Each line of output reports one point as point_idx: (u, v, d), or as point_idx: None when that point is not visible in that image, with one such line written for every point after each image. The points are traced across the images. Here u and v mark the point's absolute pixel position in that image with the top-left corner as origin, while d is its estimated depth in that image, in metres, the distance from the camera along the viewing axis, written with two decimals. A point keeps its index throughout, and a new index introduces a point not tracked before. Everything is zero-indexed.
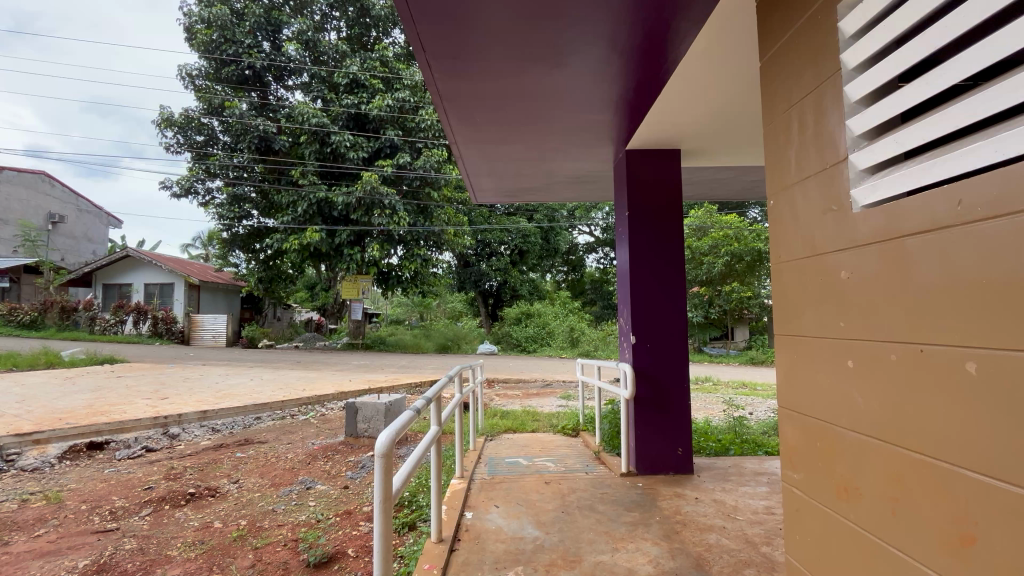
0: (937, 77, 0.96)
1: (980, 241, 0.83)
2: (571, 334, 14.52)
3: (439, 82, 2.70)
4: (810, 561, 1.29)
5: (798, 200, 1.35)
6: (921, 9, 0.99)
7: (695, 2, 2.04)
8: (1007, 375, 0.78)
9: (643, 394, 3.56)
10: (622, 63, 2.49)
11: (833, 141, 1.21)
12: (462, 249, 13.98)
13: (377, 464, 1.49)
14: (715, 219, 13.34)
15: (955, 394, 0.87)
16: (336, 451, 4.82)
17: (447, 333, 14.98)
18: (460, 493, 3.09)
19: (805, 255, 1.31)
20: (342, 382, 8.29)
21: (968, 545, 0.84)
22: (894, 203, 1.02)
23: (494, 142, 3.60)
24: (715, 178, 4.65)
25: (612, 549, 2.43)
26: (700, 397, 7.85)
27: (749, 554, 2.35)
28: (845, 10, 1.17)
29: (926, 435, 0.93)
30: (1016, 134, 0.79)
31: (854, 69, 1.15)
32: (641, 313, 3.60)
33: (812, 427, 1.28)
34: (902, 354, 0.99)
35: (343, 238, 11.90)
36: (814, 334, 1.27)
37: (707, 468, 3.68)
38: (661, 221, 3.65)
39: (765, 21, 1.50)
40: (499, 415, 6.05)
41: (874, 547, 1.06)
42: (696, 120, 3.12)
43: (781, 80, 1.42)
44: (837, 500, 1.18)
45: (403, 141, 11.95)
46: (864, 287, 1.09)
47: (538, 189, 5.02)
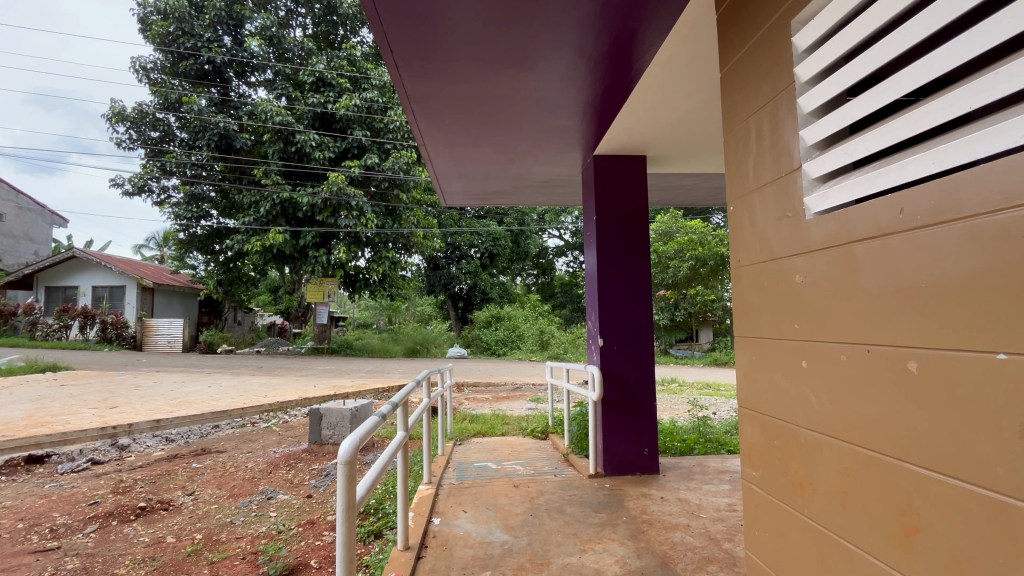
0: (883, 92, 1.01)
1: (919, 247, 0.89)
2: (540, 337, 14.68)
3: (407, 83, 2.66)
4: (768, 557, 1.33)
5: (756, 207, 1.40)
6: (869, 25, 1.05)
7: (660, 13, 2.09)
8: (944, 374, 0.83)
9: (611, 396, 3.61)
10: (589, 70, 2.54)
11: (788, 149, 1.26)
12: (431, 252, 13.85)
13: (339, 472, 1.44)
14: (680, 224, 13.70)
15: (899, 390, 0.92)
16: (299, 459, 4.68)
17: (417, 336, 14.81)
18: (428, 499, 3.05)
19: (763, 260, 1.36)
20: (306, 387, 8.07)
21: (911, 536, 0.90)
22: (844, 210, 1.07)
23: (463, 144, 3.57)
24: (680, 184, 4.77)
25: (580, 550, 2.44)
26: (666, 398, 8.03)
27: (712, 551, 2.41)
28: (798, 26, 1.23)
29: (874, 432, 0.97)
30: (950, 147, 0.85)
31: (807, 82, 1.21)
32: (608, 315, 3.65)
33: (769, 426, 1.33)
34: (851, 355, 1.04)
35: (308, 240, 11.57)
36: (771, 336, 1.32)
37: (672, 468, 3.76)
38: (629, 224, 3.72)
39: (725, 32, 1.56)
40: (468, 419, 6.02)
41: (828, 540, 1.11)
42: (661, 127, 3.21)
43: (739, 91, 1.47)
44: (793, 496, 1.23)
45: (371, 142, 11.74)
46: (817, 291, 1.14)
47: (507, 192, 5.03)
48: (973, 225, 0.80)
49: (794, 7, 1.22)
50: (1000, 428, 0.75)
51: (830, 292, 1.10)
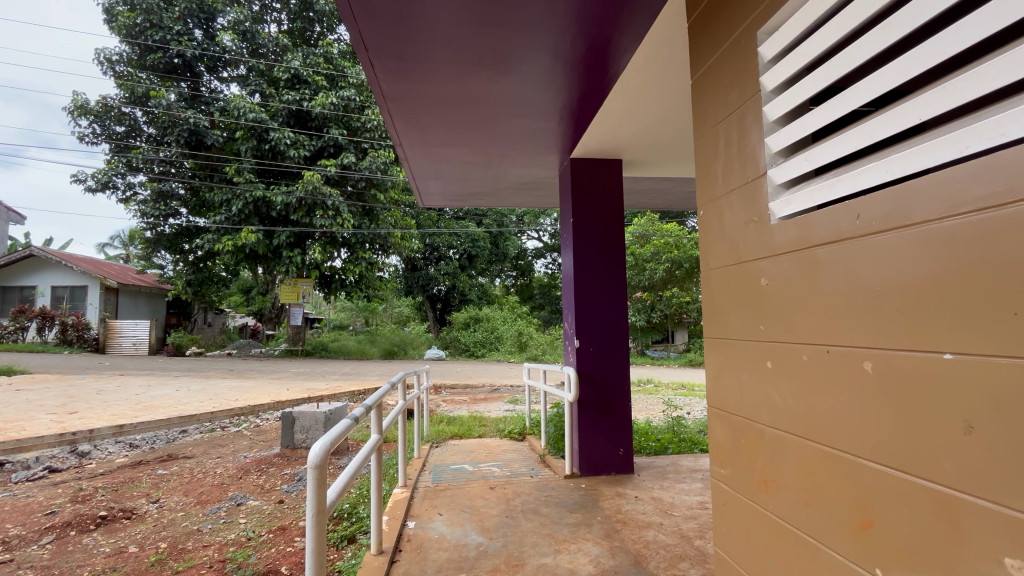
0: (842, 102, 1.05)
1: (875, 251, 0.92)
2: (519, 339, 14.74)
3: (383, 83, 2.64)
4: (736, 553, 1.36)
5: (724, 213, 1.43)
6: (833, 35, 1.08)
7: (634, 19, 2.13)
8: (898, 373, 0.86)
9: (587, 397, 3.64)
10: (566, 73, 2.56)
11: (754, 155, 1.30)
12: (409, 253, 13.74)
13: (308, 477, 1.41)
14: (656, 227, 13.94)
15: (856, 387, 0.95)
16: (271, 464, 4.58)
17: (394, 338, 14.66)
18: (403, 502, 3.02)
19: (730, 262, 1.40)
20: (279, 390, 7.90)
21: (866, 529, 0.93)
22: (807, 215, 1.11)
23: (440, 144, 3.55)
24: (655, 188, 4.86)
25: (554, 551, 2.46)
26: (642, 398, 8.15)
27: (683, 548, 2.46)
28: (764, 36, 1.27)
29: (834, 430, 1.01)
30: (903, 157, 0.89)
31: (772, 91, 1.25)
32: (584, 316, 3.68)
33: (737, 424, 1.37)
34: (812, 354, 1.07)
35: (282, 240, 11.32)
36: (738, 337, 1.35)
37: (646, 467, 3.82)
38: (605, 226, 3.76)
39: (696, 40, 1.59)
40: (445, 421, 5.99)
41: (792, 536, 1.14)
42: (635, 132, 3.26)
43: (710, 99, 1.51)
44: (759, 492, 1.26)
45: (347, 141, 11.57)
46: (781, 293, 1.18)
47: (484, 193, 5.03)
48: (922, 231, 0.84)
49: (760, 18, 1.26)
50: (947, 426, 0.78)
51: (792, 295, 1.14)
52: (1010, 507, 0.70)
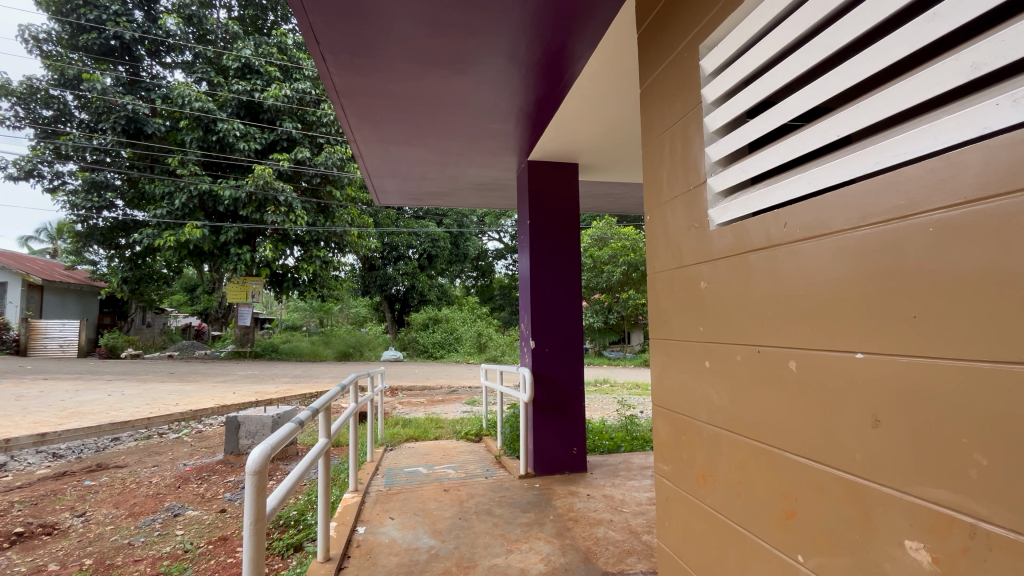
0: (774, 115, 1.11)
1: (799, 258, 0.99)
2: (478, 339, 14.72)
3: (336, 78, 2.57)
4: (678, 548, 1.41)
5: (668, 218, 1.49)
6: (766, 52, 1.14)
7: (588, 28, 2.18)
8: (817, 373, 0.93)
9: (541, 397, 3.68)
10: (523, 76, 2.58)
11: (695, 164, 1.35)
12: (367, 251, 13.42)
13: (247, 483, 1.35)
14: (614, 230, 14.22)
15: (783, 385, 1.01)
16: (213, 471, 4.36)
17: (350, 339, 14.28)
18: (353, 507, 2.94)
19: (673, 267, 1.45)
20: (225, 394, 7.53)
21: (789, 518, 0.99)
22: (742, 222, 1.17)
23: (396, 143, 3.49)
24: (610, 193, 4.98)
25: (506, 551, 2.47)
26: (597, 398, 8.32)
27: (632, 543, 2.53)
28: (705, 51, 1.33)
29: (763, 426, 1.07)
30: (824, 170, 0.95)
31: (712, 103, 1.31)
32: (541, 317, 3.72)
33: (678, 421, 1.42)
34: (744, 355, 1.13)
35: (229, 236, 10.78)
36: (680, 338, 1.40)
37: (599, 466, 3.90)
38: (561, 228, 3.81)
39: (644, 51, 1.65)
40: (401, 423, 5.91)
41: (727, 528, 1.19)
42: (591, 137, 3.33)
43: (657, 107, 1.57)
44: (697, 486, 1.32)
45: (302, 135, 11.15)
46: (718, 295, 1.24)
47: (442, 193, 4.98)
48: (839, 240, 0.90)
49: (702, 32, 1.33)
50: (858, 419, 0.85)
51: (729, 296, 1.19)
52: (910, 493, 0.76)
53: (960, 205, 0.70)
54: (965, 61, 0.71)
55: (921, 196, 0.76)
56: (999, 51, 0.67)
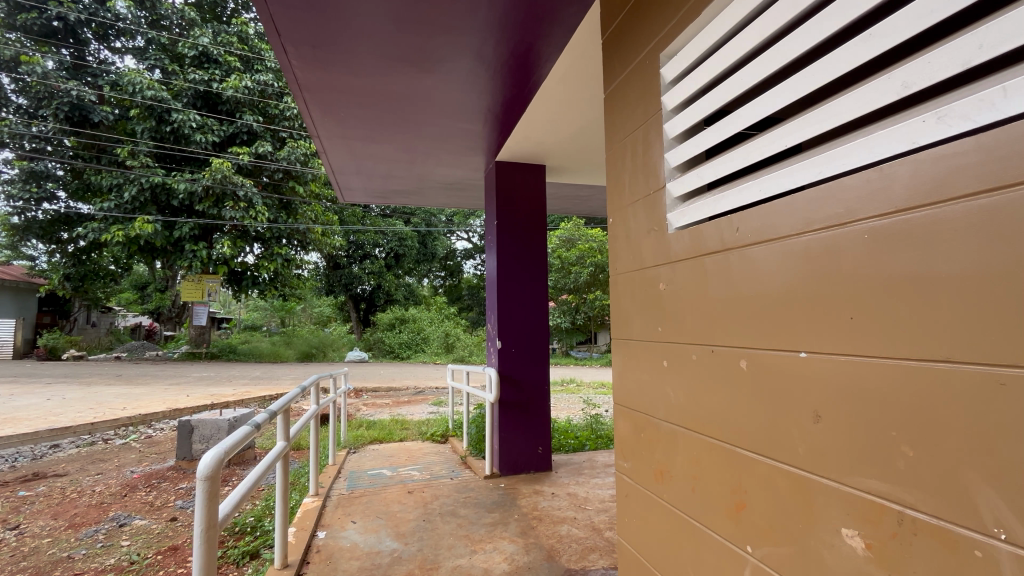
0: (729, 123, 1.15)
1: (751, 261, 1.03)
2: (446, 340, 14.60)
3: (298, 71, 2.51)
4: (637, 542, 1.44)
5: (630, 221, 1.52)
6: (721, 62, 1.18)
7: (554, 32, 2.21)
8: (765, 372, 0.97)
9: (507, 397, 3.69)
10: (490, 76, 2.58)
11: (655, 169, 1.39)
12: (331, 250, 13.11)
13: (199, 489, 1.30)
14: (582, 232, 14.41)
15: (734, 383, 1.06)
16: (163, 479, 4.16)
17: (312, 339, 13.88)
18: (314, 512, 2.87)
19: (634, 269, 1.49)
20: (177, 397, 7.19)
21: (739, 510, 1.04)
22: (698, 226, 1.20)
23: (361, 139, 3.43)
24: (577, 195, 5.05)
25: (470, 551, 2.47)
26: (563, 398, 8.40)
27: (594, 540, 2.57)
28: (665, 59, 1.37)
29: (715, 423, 1.11)
30: (774, 178, 0.99)
31: (672, 110, 1.34)
32: (507, 317, 3.73)
33: (638, 419, 1.46)
34: (699, 354, 1.17)
35: (184, 232, 10.30)
36: (640, 338, 1.44)
37: (565, 465, 3.94)
38: (528, 229, 3.83)
39: (609, 56, 1.69)
40: (365, 425, 5.80)
41: (682, 522, 1.23)
42: (558, 139, 3.37)
43: (621, 112, 1.60)
44: (655, 482, 1.36)
45: (263, 128, 10.77)
46: (676, 296, 1.27)
47: (409, 192, 4.92)
48: (786, 244, 0.94)
49: (662, 42, 1.37)
50: (802, 416, 0.89)
51: (686, 297, 1.23)
52: (846, 484, 0.80)
53: (892, 213, 0.75)
54: (897, 80, 0.76)
55: (858, 205, 0.81)
56: (927, 70, 0.72)
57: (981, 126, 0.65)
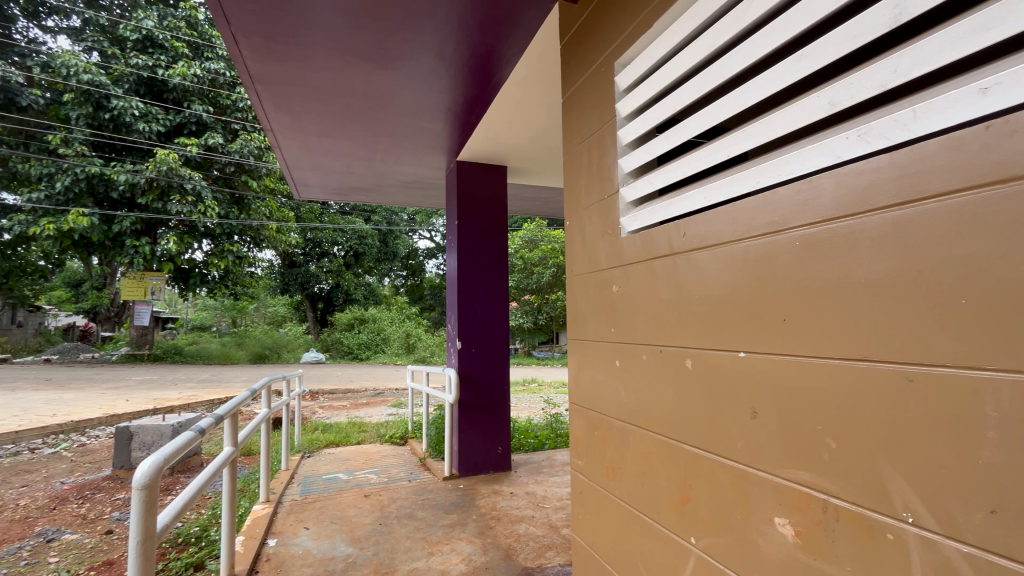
0: (678, 132, 1.19)
1: (696, 265, 1.07)
2: (406, 340, 14.39)
3: (249, 62, 2.42)
4: (590, 538, 1.48)
5: (586, 225, 1.56)
6: (671, 74, 1.22)
7: (514, 35, 2.22)
8: (707, 372, 1.02)
9: (467, 397, 3.68)
10: (450, 76, 2.57)
11: (609, 174, 1.43)
12: (287, 247, 12.64)
13: (135, 500, 1.23)
14: (545, 233, 14.50)
15: (679, 382, 1.10)
16: (98, 489, 3.90)
17: (266, 340, 13.34)
18: (264, 519, 2.77)
19: (589, 271, 1.53)
20: (116, 402, 6.75)
21: (684, 503, 1.08)
22: (649, 230, 1.24)
23: (317, 135, 3.34)
24: (539, 196, 5.10)
25: (427, 554, 2.45)
26: (524, 398, 8.45)
27: (551, 537, 2.61)
28: (619, 68, 1.41)
29: (663, 420, 1.15)
30: (717, 186, 1.04)
31: (626, 118, 1.39)
32: (467, 318, 3.73)
33: (592, 418, 1.49)
34: (649, 354, 1.21)
35: (124, 226, 9.66)
36: (595, 339, 1.48)
37: (524, 464, 3.98)
38: (489, 230, 3.84)
39: (567, 61, 1.72)
40: (321, 428, 5.63)
41: (633, 517, 1.26)
42: (519, 141, 3.39)
43: (578, 118, 1.63)
44: (608, 479, 1.39)
45: (214, 119, 10.25)
46: (628, 298, 1.31)
47: (368, 189, 4.82)
48: (728, 249, 0.99)
49: (617, 50, 1.41)
50: (740, 412, 0.94)
51: (636, 300, 1.28)
52: (778, 475, 0.85)
53: (820, 223, 0.81)
54: (824, 98, 0.82)
55: (790, 213, 0.86)
56: (851, 91, 0.78)
57: (894, 144, 0.71)
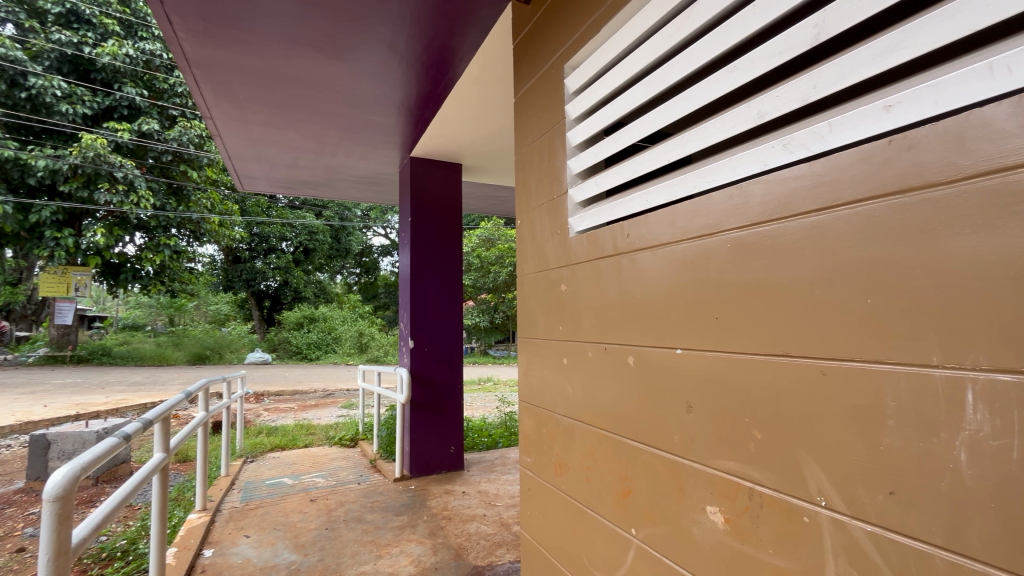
0: (624, 136, 1.23)
1: (638, 265, 1.11)
2: (359, 340, 14.02)
3: (186, 45, 2.28)
4: (538, 533, 1.50)
5: (536, 225, 1.57)
6: (616, 80, 1.25)
7: (468, 31, 2.22)
8: (648, 369, 1.06)
9: (419, 397, 3.63)
10: (403, 70, 2.53)
11: (559, 175, 1.45)
12: (230, 242, 11.99)
13: (46, 512, 1.13)
14: (501, 232, 14.53)
15: (622, 379, 1.13)
16: (7, 504, 3.56)
17: (206, 340, 12.60)
18: (199, 529, 2.61)
19: (539, 271, 1.54)
20: (33, 407, 6.18)
21: (626, 496, 1.11)
22: (596, 231, 1.27)
23: (262, 125, 3.19)
24: (495, 195, 5.10)
25: (375, 557, 2.40)
26: (479, 397, 8.43)
27: (502, 535, 2.63)
28: (569, 70, 1.44)
29: (607, 416, 1.18)
30: (658, 190, 1.08)
31: (575, 120, 1.41)
32: (420, 317, 3.67)
33: (541, 415, 1.51)
34: (595, 352, 1.24)
35: (43, 216, 8.83)
36: (543, 337, 1.50)
37: (476, 463, 3.97)
38: (443, 228, 3.80)
39: (519, 62, 1.73)
40: (266, 432, 5.38)
41: (580, 512, 1.28)
42: (474, 139, 3.38)
43: (529, 119, 1.64)
44: (555, 474, 1.41)
45: (149, 104, 9.57)
46: (576, 296, 1.34)
47: (318, 183, 4.65)
48: (668, 250, 1.03)
49: (567, 53, 1.44)
50: (677, 406, 0.98)
51: (584, 299, 1.30)
52: (709, 466, 0.90)
53: (749, 226, 0.85)
54: (754, 109, 0.86)
55: (723, 217, 0.91)
56: (777, 103, 0.82)
57: (813, 154, 0.76)
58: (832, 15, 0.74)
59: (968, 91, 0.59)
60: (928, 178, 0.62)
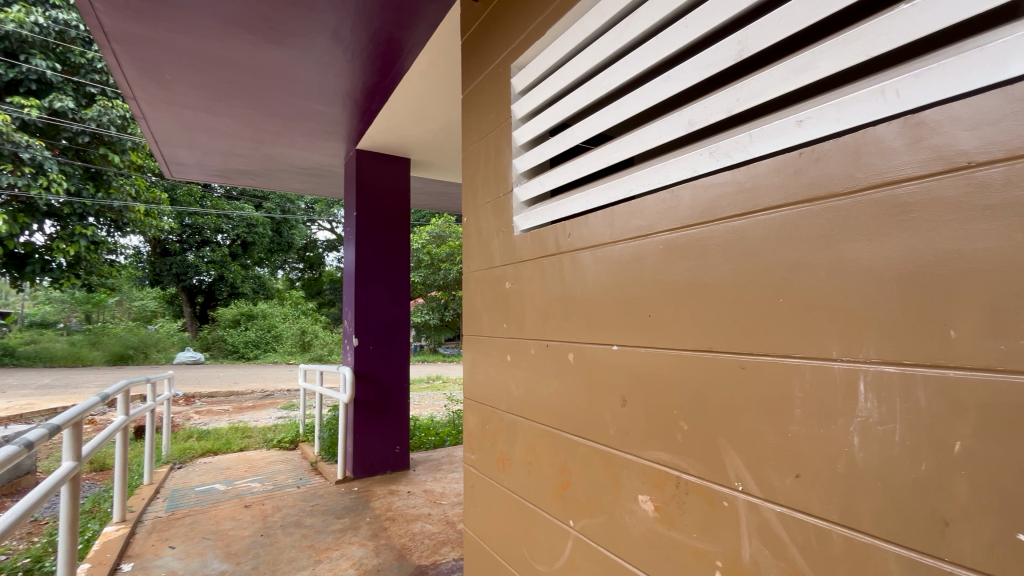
0: (567, 137, 1.25)
1: (579, 264, 1.14)
2: (301, 338, 13.48)
3: (104, 18, 2.09)
4: (480, 530, 1.51)
5: (482, 223, 1.58)
6: (561, 82, 1.27)
7: (416, 25, 2.18)
8: (588, 364, 1.08)
9: (364, 397, 3.54)
10: (348, 60, 2.46)
11: (504, 174, 1.46)
12: (157, 233, 11.15)
13: None
14: (452, 229, 14.40)
15: (563, 374, 1.16)
16: None
17: (129, 338, 11.63)
18: (117, 542, 2.42)
19: (484, 267, 1.55)
20: None
21: (564, 489, 1.14)
22: (539, 230, 1.29)
23: (193, 108, 2.99)
24: (444, 191, 5.05)
25: (313, 562, 2.32)
26: (427, 396, 8.32)
27: (447, 533, 2.61)
28: (515, 70, 1.45)
29: (548, 411, 1.21)
30: (598, 191, 1.11)
31: (520, 119, 1.43)
32: (365, 314, 3.57)
33: (484, 412, 1.51)
34: (537, 349, 1.26)
35: None
36: (488, 334, 1.50)
37: (423, 462, 3.93)
38: (390, 224, 3.72)
39: (467, 58, 1.72)
40: (196, 436, 5.05)
41: (521, 507, 1.30)
42: (422, 134, 3.33)
43: (476, 116, 1.64)
44: (497, 470, 1.43)
45: (63, 79, 8.69)
46: (520, 294, 1.35)
47: (256, 173, 4.40)
48: (607, 250, 1.07)
49: (514, 53, 1.45)
50: (612, 400, 1.02)
51: (527, 296, 1.32)
52: (642, 456, 0.94)
53: (680, 229, 0.90)
54: (684, 118, 0.91)
55: (656, 219, 0.95)
56: (705, 113, 0.87)
57: (736, 162, 0.82)
58: (752, 33, 0.80)
59: (863, 112, 0.65)
60: (831, 189, 0.68)
